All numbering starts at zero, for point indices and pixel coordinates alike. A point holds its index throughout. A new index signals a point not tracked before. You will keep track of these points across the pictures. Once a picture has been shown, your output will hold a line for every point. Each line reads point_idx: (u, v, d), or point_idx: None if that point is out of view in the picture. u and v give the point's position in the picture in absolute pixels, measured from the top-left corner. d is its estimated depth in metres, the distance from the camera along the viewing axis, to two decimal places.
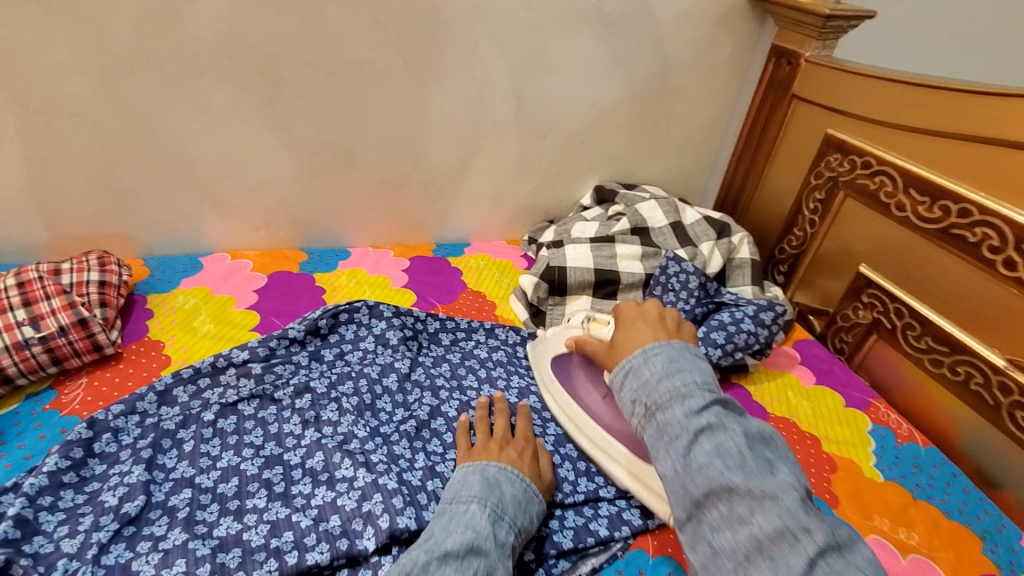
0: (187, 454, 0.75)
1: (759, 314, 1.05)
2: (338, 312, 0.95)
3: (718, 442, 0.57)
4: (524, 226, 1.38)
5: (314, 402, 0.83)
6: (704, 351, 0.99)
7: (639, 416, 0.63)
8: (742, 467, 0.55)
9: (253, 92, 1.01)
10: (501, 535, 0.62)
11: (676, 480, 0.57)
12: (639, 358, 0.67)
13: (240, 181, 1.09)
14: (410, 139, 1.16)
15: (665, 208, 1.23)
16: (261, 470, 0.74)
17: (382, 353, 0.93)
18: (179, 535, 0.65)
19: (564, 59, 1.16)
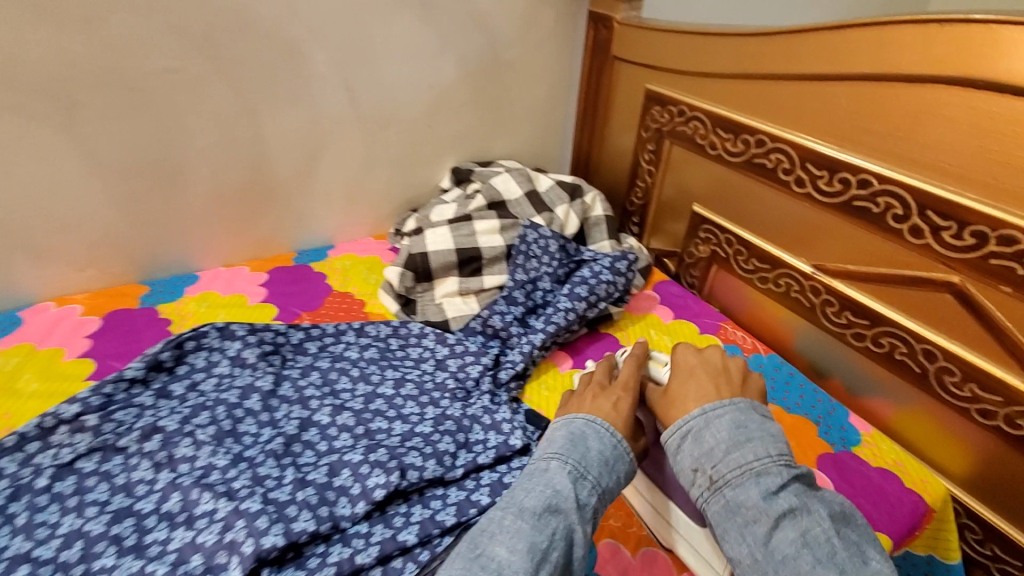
0: (18, 529, 0.68)
1: (614, 265, 1.12)
2: (182, 342, 0.87)
3: (804, 528, 0.59)
4: (388, 219, 1.37)
5: (165, 442, 0.78)
6: (571, 307, 1.04)
7: (700, 486, 0.64)
8: (832, 559, 0.57)
9: (42, 118, 0.92)
10: (584, 494, 0.66)
11: (757, 569, 0.59)
12: (700, 422, 0.68)
13: (49, 218, 0.99)
14: (242, 147, 1.10)
15: (517, 179, 1.27)
16: (109, 527, 0.69)
17: (240, 374, 0.88)
18: None
19: (390, 45, 1.15)
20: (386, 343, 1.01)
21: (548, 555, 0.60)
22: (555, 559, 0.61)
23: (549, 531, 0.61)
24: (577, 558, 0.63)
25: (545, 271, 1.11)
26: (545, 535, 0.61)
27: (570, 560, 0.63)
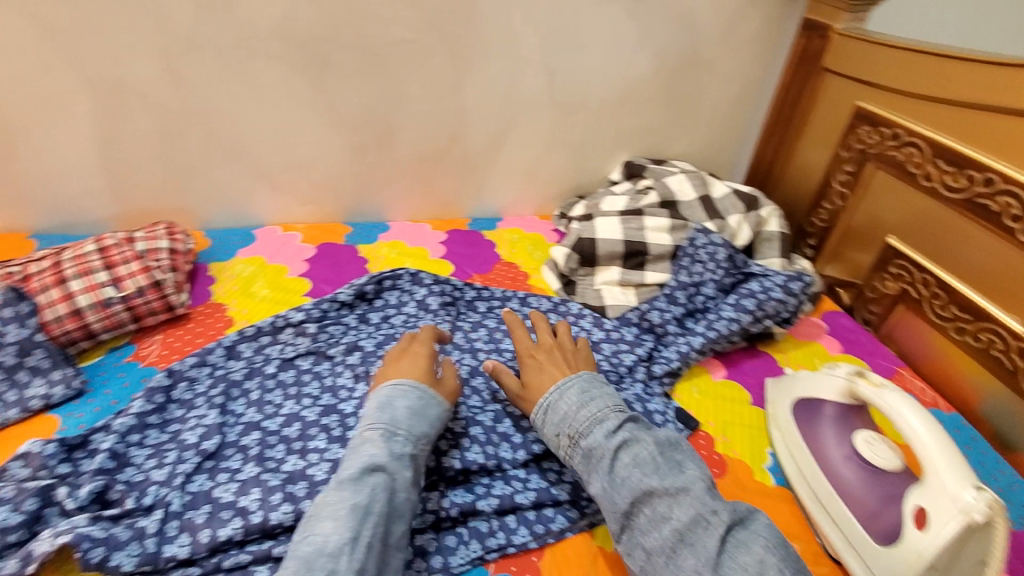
0: (254, 402, 0.83)
1: (787, 284, 1.07)
2: (382, 279, 1.02)
3: (635, 453, 0.69)
4: (555, 201, 1.42)
5: (364, 359, 0.91)
6: (736, 318, 1.02)
7: (563, 446, 0.74)
8: (657, 471, 0.67)
9: (301, 72, 1.06)
10: (396, 448, 0.68)
11: (608, 496, 0.68)
12: (539, 392, 0.80)
13: (288, 157, 1.15)
14: (447, 117, 1.20)
15: (693, 182, 1.26)
16: (319, 416, 0.81)
17: (424, 316, 1.00)
18: (251, 468, 0.73)
19: (596, 35, 1.18)
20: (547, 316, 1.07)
21: (370, 508, 0.61)
22: (379, 510, 0.62)
23: (369, 486, 0.63)
24: (405, 499, 0.65)
25: (713, 278, 1.08)
26: (372, 488, 0.63)
27: (399, 505, 0.64)
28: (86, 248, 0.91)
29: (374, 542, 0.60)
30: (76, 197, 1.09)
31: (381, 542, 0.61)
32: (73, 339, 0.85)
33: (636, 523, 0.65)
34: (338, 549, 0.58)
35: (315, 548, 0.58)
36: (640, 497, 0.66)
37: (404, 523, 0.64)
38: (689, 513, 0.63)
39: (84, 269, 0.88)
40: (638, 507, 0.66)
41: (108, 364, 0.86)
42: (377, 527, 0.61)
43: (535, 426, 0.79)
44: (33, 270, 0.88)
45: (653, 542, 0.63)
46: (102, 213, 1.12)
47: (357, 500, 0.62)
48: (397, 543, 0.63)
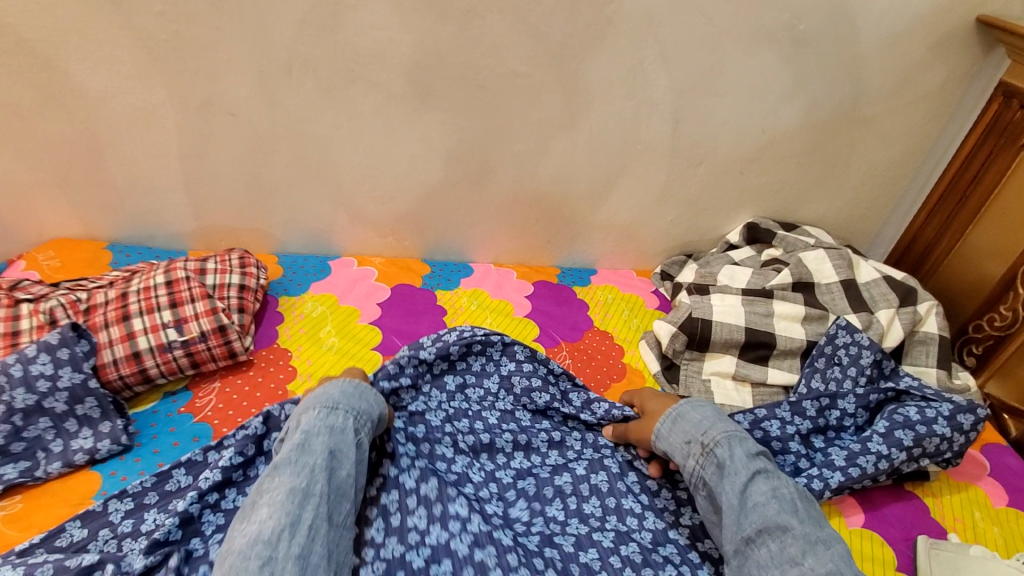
0: None
1: (955, 416, 0.85)
2: (473, 341, 0.85)
3: (773, 484, 0.66)
4: (657, 257, 1.24)
5: (428, 433, 0.80)
6: (886, 452, 0.82)
7: (694, 455, 0.71)
8: (796, 511, 0.64)
9: (400, 101, 0.95)
10: (336, 424, 0.67)
11: (733, 516, 0.65)
12: (684, 406, 0.77)
13: (375, 187, 1.05)
14: (553, 159, 1.06)
15: (835, 261, 1.05)
16: (375, 491, 0.73)
17: (503, 399, 0.85)
18: None
19: (739, 79, 1.00)
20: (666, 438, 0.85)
21: (309, 490, 0.60)
22: (320, 489, 0.61)
23: (307, 468, 0.62)
24: (348, 479, 0.64)
25: (852, 390, 0.89)
26: (309, 469, 0.62)
27: (342, 482, 0.64)
28: (153, 280, 0.84)
29: (318, 524, 0.59)
30: (155, 210, 1.03)
31: (325, 523, 0.60)
32: (128, 383, 0.77)
33: (756, 553, 0.62)
34: (275, 535, 0.56)
35: (249, 538, 0.56)
36: (766, 528, 0.63)
37: (350, 502, 0.64)
38: (825, 566, 0.59)
39: (148, 305, 0.81)
40: (760, 535, 0.63)
41: (160, 414, 0.78)
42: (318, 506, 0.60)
43: (658, 437, 0.75)
44: (97, 302, 0.81)
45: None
46: (180, 229, 1.06)
47: (293, 483, 0.60)
48: (344, 522, 0.63)
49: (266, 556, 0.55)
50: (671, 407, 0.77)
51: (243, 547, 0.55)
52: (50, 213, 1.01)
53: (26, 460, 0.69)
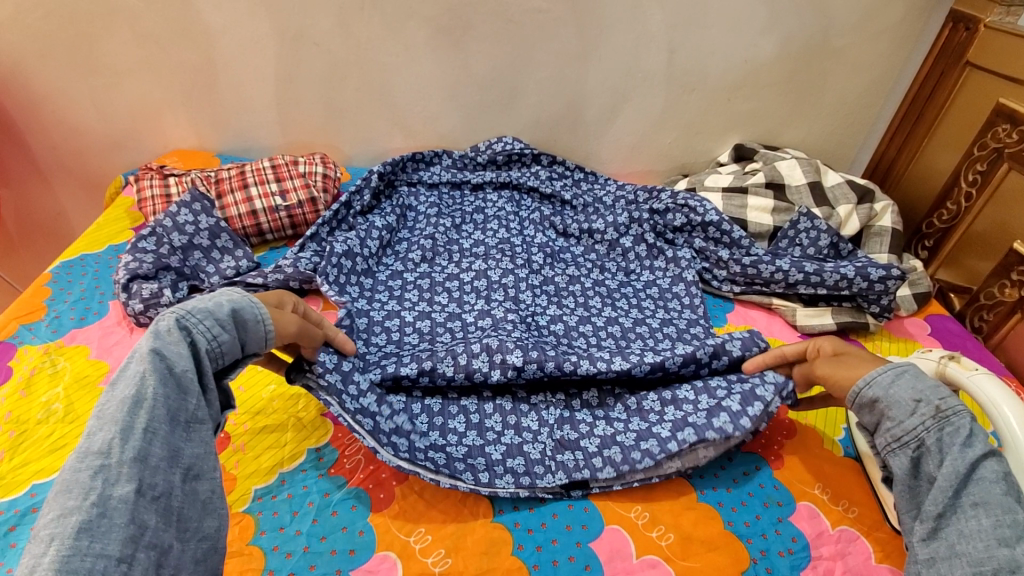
0: (393, 296, 1.01)
1: (865, 268, 1.04)
2: (512, 155, 1.33)
3: (1004, 469, 0.60)
4: (658, 176, 1.46)
5: (482, 285, 1.06)
6: (787, 272, 1.07)
7: (924, 415, 0.64)
8: (1020, 500, 0.59)
9: (445, 33, 1.20)
10: (161, 326, 0.60)
11: (953, 483, 0.60)
12: (917, 365, 0.68)
13: (424, 109, 1.30)
14: (569, 85, 1.29)
15: (805, 167, 1.24)
16: (445, 320, 0.97)
17: (522, 251, 1.16)
18: (413, 335, 0.93)
19: (722, 14, 1.21)
20: (644, 226, 1.20)
21: (140, 397, 0.54)
22: (151, 395, 0.55)
23: (137, 376, 0.55)
24: (189, 374, 0.58)
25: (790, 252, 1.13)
26: (136, 374, 0.55)
27: (181, 381, 0.58)
28: (262, 165, 1.12)
29: (156, 427, 0.54)
30: (254, 127, 1.31)
31: (166, 423, 0.55)
32: (246, 232, 1.05)
33: (965, 522, 0.59)
34: (106, 445, 0.51)
35: (79, 451, 0.51)
36: (983, 502, 0.59)
37: (197, 397, 0.58)
38: None
39: (260, 180, 1.08)
40: (971, 508, 0.59)
41: (270, 258, 1.05)
42: (153, 413, 0.54)
43: (873, 383, 0.68)
44: (223, 177, 1.08)
45: (977, 548, 0.57)
46: (270, 143, 1.34)
47: (124, 394, 0.54)
48: (195, 417, 0.58)
49: (98, 464, 0.50)
50: (896, 361, 0.70)
51: (71, 462, 0.50)
52: (174, 126, 1.30)
53: (195, 279, 0.96)
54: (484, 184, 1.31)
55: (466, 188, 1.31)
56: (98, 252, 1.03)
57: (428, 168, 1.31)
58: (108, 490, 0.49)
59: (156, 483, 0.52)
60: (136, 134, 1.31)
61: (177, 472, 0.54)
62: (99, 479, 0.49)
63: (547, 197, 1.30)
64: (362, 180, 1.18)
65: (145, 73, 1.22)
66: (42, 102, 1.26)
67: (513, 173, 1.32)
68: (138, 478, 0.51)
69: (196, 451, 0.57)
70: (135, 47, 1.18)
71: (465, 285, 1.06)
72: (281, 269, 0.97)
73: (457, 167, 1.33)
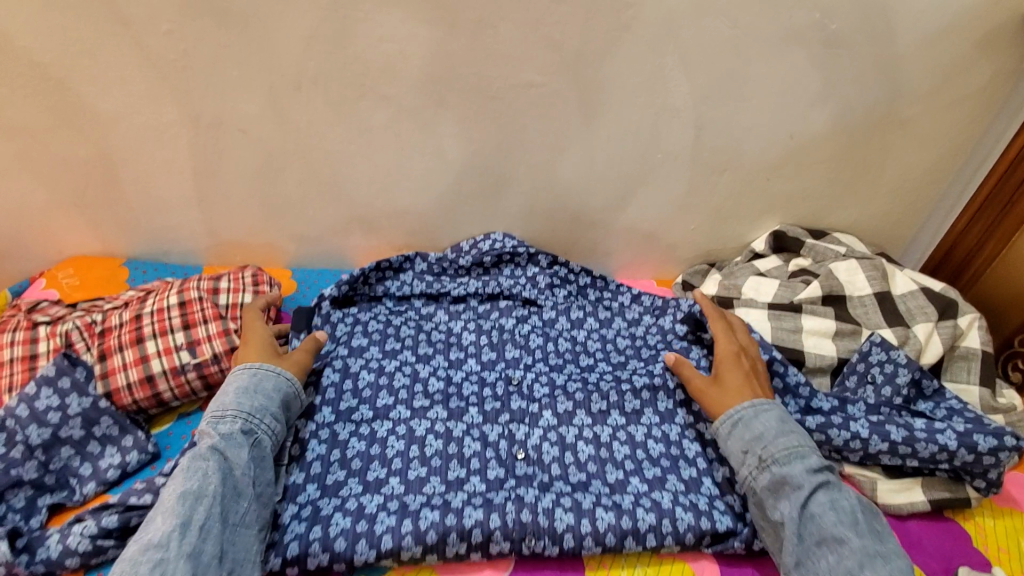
0: (350, 472, 0.77)
1: (970, 434, 0.80)
2: (502, 254, 1.06)
3: (833, 497, 0.69)
4: (678, 266, 1.20)
5: (458, 455, 0.80)
6: (868, 438, 0.81)
7: (750, 465, 0.73)
8: (855, 525, 0.66)
9: (411, 115, 0.93)
10: (223, 430, 0.70)
11: (793, 527, 0.67)
12: (753, 408, 0.78)
13: (387, 202, 1.03)
14: (570, 170, 1.02)
15: (868, 271, 0.99)
16: (413, 499, 0.75)
17: (513, 397, 0.89)
18: (374, 510, 0.73)
19: (765, 84, 0.95)
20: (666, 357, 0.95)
21: (202, 490, 0.64)
22: (212, 490, 0.64)
23: (200, 470, 0.66)
24: (245, 477, 0.68)
25: (865, 396, 0.88)
26: (200, 471, 0.66)
27: (237, 482, 0.68)
28: (167, 300, 0.84)
29: (209, 524, 0.63)
30: (173, 228, 1.04)
31: (219, 522, 0.64)
32: (141, 407, 0.77)
33: (819, 565, 0.65)
34: (164, 538, 0.60)
35: (146, 542, 0.59)
36: (823, 539, 0.66)
37: (247, 500, 0.67)
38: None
39: (161, 327, 0.81)
40: (818, 547, 0.66)
41: (174, 436, 0.78)
42: (209, 507, 0.64)
43: (716, 435, 0.79)
44: (112, 324, 0.81)
45: None
46: (194, 245, 1.06)
47: (189, 485, 0.65)
48: (243, 519, 0.66)
49: (157, 558, 0.58)
50: (731, 409, 0.79)
51: (133, 554, 0.58)
52: (69, 231, 1.02)
53: (62, 489, 0.70)
54: (468, 296, 1.03)
55: (445, 301, 1.04)
56: None
57: (397, 276, 1.04)
58: None
59: None
60: (21, 241, 1.03)
61: (223, 566, 0.62)
62: (157, 571, 0.58)
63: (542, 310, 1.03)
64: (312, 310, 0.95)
65: (22, 171, 0.94)
66: None
67: (503, 280, 1.05)
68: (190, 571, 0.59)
69: (236, 551, 0.65)
70: (4, 140, 0.90)
71: (433, 457, 0.80)
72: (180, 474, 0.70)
73: (434, 273, 1.06)
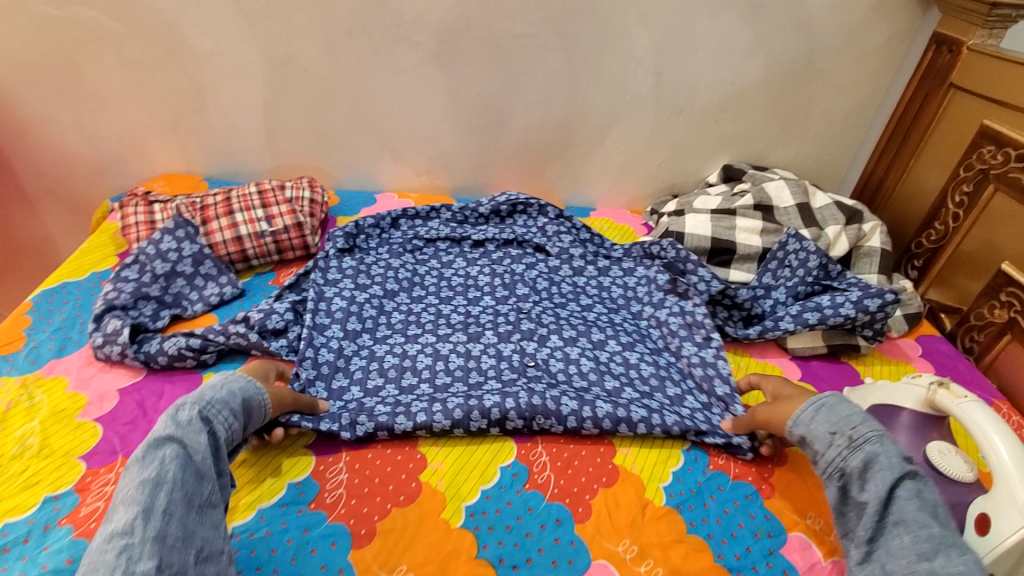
0: (382, 375, 0.89)
1: (862, 300, 1.02)
2: (517, 203, 1.22)
3: (918, 485, 0.64)
4: (648, 198, 1.45)
5: (477, 365, 0.91)
6: (786, 326, 1.02)
7: (838, 445, 0.69)
8: (935, 513, 0.62)
9: (434, 59, 1.20)
10: (183, 417, 0.66)
11: (874, 506, 0.64)
12: (830, 397, 0.75)
13: (413, 133, 1.30)
14: (558, 108, 1.29)
15: (793, 189, 1.25)
16: (436, 392, 0.86)
17: (525, 321, 1.00)
18: (407, 398, 0.85)
19: (708, 38, 1.22)
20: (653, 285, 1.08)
21: (162, 478, 0.59)
22: (172, 476, 0.60)
23: (156, 459, 0.61)
24: (208, 461, 0.64)
25: (783, 284, 1.10)
26: (159, 458, 0.61)
27: (199, 467, 0.63)
28: (248, 191, 1.11)
29: (174, 508, 0.58)
30: (244, 152, 1.31)
31: (183, 506, 0.59)
32: (232, 258, 1.05)
33: (892, 541, 0.62)
34: (128, 526, 0.55)
35: (107, 532, 0.55)
36: (903, 519, 0.62)
37: (213, 483, 0.63)
38: (959, 564, 0.57)
39: (246, 206, 1.08)
40: (894, 526, 0.63)
41: (255, 284, 1.05)
42: (172, 495, 0.59)
43: (795, 422, 0.75)
44: (209, 203, 1.08)
45: (901, 564, 0.60)
46: (258, 166, 1.33)
47: (149, 472, 0.59)
48: (208, 502, 0.62)
49: (123, 544, 0.54)
50: (814, 396, 0.76)
51: (98, 542, 0.54)
52: (162, 150, 1.30)
53: (177, 307, 0.96)
54: (486, 241, 1.17)
55: (465, 245, 1.17)
56: (80, 280, 1.01)
57: (425, 223, 1.20)
58: (131, 565, 0.52)
59: (173, 561, 0.55)
60: (124, 158, 1.30)
61: (191, 553, 0.57)
62: (124, 556, 0.53)
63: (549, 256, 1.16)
64: (326, 241, 1.09)
65: (133, 98, 1.22)
66: (29, 128, 1.25)
67: (517, 228, 1.19)
68: (158, 556, 0.54)
69: (207, 534, 0.60)
70: (124, 73, 1.18)
71: (455, 366, 0.91)
72: (245, 320, 0.93)
73: (457, 221, 1.22)
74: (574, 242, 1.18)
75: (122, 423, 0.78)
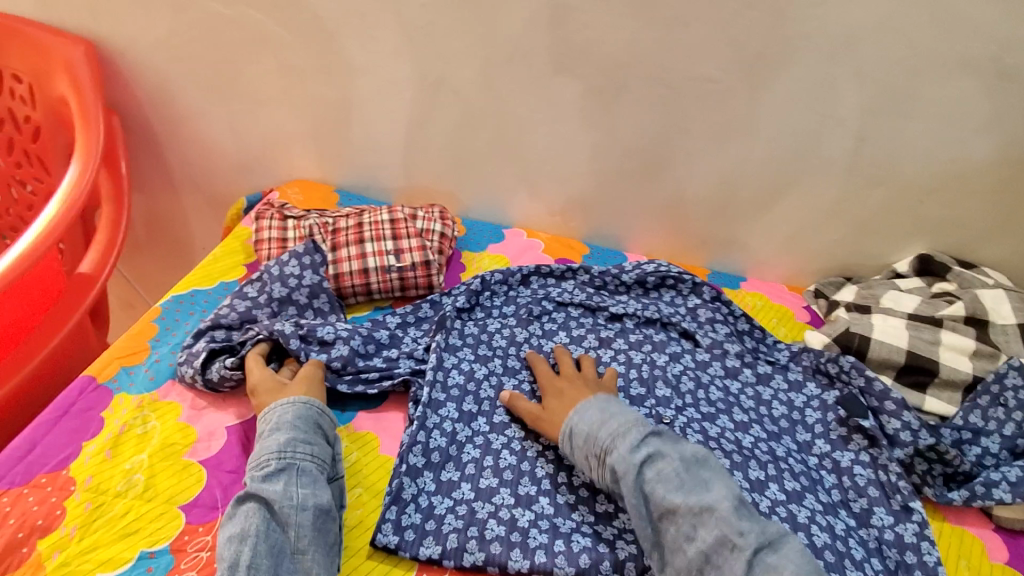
0: (496, 477, 0.76)
1: None
2: (666, 277, 1.08)
3: (658, 468, 0.69)
4: (811, 276, 1.23)
5: None
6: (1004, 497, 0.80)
7: (594, 468, 0.72)
8: (681, 487, 0.67)
9: (596, 95, 1.07)
10: (261, 468, 0.68)
11: (639, 510, 0.67)
12: (602, 398, 0.78)
13: (555, 170, 1.18)
14: (726, 164, 1.11)
15: (1015, 302, 1.00)
16: (559, 518, 0.72)
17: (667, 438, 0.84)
18: (524, 517, 0.72)
19: (935, 104, 0.99)
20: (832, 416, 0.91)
21: (245, 535, 0.62)
22: (253, 530, 0.62)
23: (240, 518, 0.64)
24: (286, 508, 0.65)
25: (999, 430, 0.87)
26: (242, 517, 0.64)
27: (281, 515, 0.65)
28: (380, 216, 1.04)
29: (259, 561, 0.61)
30: (378, 166, 1.25)
31: (268, 558, 0.62)
32: (354, 291, 0.98)
33: (668, 537, 0.65)
34: None
35: None
36: (669, 513, 0.66)
37: (295, 527, 0.64)
38: (714, 533, 0.63)
39: (376, 235, 1.01)
40: (664, 521, 0.66)
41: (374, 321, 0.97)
42: (255, 547, 0.61)
43: (562, 453, 0.77)
44: (341, 226, 1.02)
45: (681, 559, 0.64)
46: (390, 183, 1.27)
47: (236, 526, 0.63)
48: (296, 546, 0.63)
49: None
50: (579, 402, 0.78)
51: None
52: (301, 156, 1.27)
53: None
54: (625, 315, 1.03)
55: (600, 316, 1.04)
56: (208, 289, 0.99)
57: (558, 283, 1.08)
58: None
59: None
60: (264, 160, 1.29)
61: None
62: None
63: (697, 346, 1.01)
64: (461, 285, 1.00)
65: (282, 103, 1.19)
66: (183, 120, 1.26)
67: (663, 307, 1.05)
68: None
69: None
70: (278, 77, 1.16)
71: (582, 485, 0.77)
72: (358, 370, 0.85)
73: (595, 286, 1.08)
74: (728, 336, 1.02)
75: (225, 471, 0.73)
